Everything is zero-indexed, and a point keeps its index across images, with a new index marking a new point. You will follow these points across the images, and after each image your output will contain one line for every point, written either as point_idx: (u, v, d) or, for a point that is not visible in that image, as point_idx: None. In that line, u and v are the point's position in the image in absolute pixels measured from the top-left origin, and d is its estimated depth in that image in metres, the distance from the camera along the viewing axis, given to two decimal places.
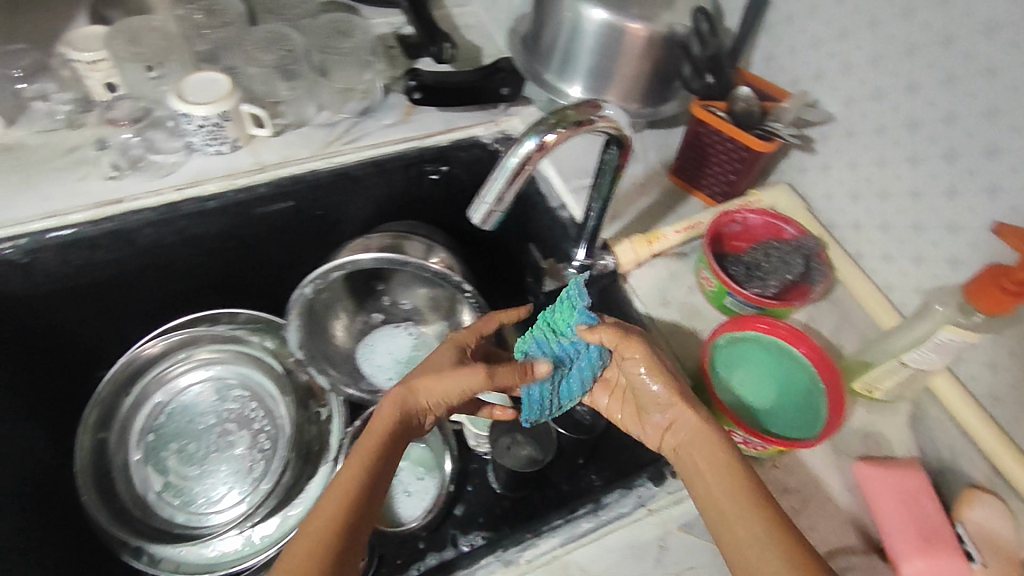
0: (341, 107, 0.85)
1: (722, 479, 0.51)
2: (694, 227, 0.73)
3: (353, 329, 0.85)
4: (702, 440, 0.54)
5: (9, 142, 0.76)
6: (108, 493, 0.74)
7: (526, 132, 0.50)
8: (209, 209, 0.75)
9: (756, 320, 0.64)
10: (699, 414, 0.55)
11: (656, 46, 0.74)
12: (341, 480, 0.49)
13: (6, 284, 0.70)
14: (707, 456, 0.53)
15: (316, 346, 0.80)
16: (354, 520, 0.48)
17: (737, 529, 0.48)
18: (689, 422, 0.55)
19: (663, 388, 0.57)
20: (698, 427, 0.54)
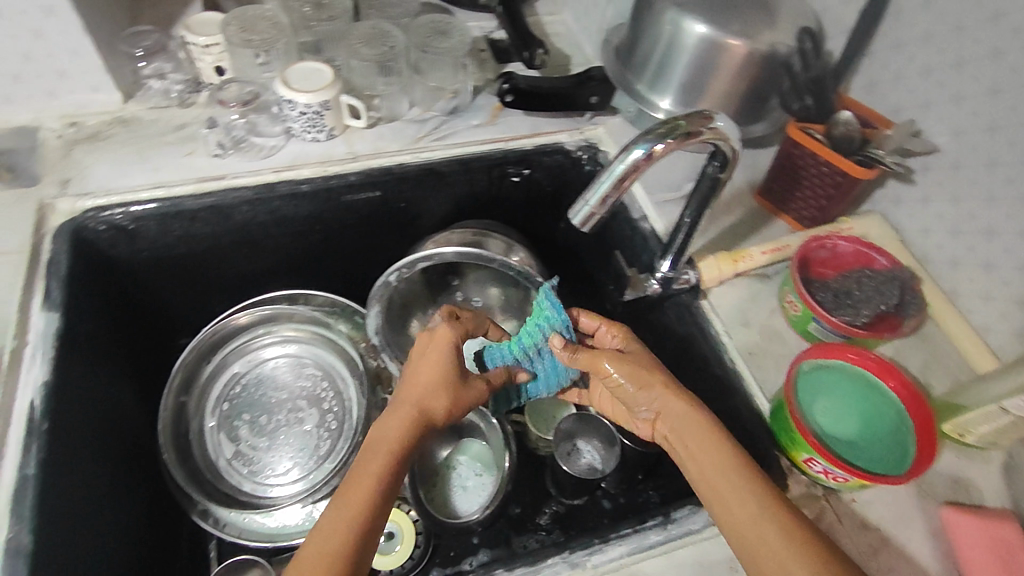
0: (432, 105, 0.87)
1: (711, 459, 0.52)
2: (780, 249, 0.72)
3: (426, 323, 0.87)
4: (684, 425, 0.55)
5: (125, 115, 0.81)
6: (183, 454, 0.77)
7: (635, 141, 0.52)
8: (302, 191, 0.78)
9: (846, 350, 0.61)
10: (682, 397, 0.57)
11: (754, 64, 0.73)
12: (353, 488, 0.50)
13: (113, 247, 0.74)
14: (690, 441, 0.54)
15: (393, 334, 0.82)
16: (371, 524, 0.49)
17: (733, 509, 0.49)
18: (671, 405, 0.57)
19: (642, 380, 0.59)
20: (677, 408, 0.56)
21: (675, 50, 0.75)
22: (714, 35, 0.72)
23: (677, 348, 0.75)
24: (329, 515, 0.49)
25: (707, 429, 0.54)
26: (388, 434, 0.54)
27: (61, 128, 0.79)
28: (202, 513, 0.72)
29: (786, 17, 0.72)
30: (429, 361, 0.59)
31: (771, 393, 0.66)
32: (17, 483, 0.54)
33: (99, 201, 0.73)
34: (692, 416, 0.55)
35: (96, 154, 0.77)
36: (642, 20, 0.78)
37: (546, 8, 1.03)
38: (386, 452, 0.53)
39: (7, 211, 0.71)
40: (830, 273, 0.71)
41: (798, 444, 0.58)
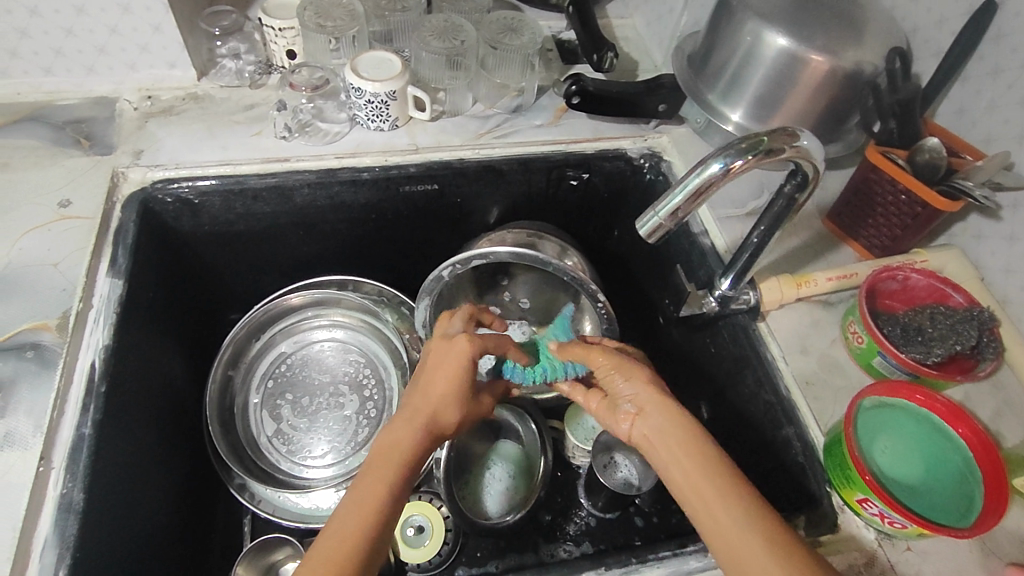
0: (495, 103, 0.87)
1: (697, 458, 0.48)
2: (848, 277, 0.69)
3: None
4: (670, 420, 0.51)
5: (198, 92, 0.83)
6: (226, 427, 0.79)
7: (712, 155, 0.51)
8: (362, 179, 0.79)
9: (914, 390, 0.58)
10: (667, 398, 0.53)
11: (836, 81, 0.70)
12: (363, 498, 0.49)
13: (177, 220, 0.76)
14: (673, 434, 0.50)
15: None
16: (378, 532, 0.48)
17: (718, 516, 0.45)
18: (658, 400, 0.53)
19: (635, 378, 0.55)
20: (661, 403, 0.52)
21: (752, 62, 0.72)
22: (796, 49, 0.69)
23: (729, 369, 0.73)
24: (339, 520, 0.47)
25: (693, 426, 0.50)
26: (395, 443, 0.53)
27: (137, 101, 0.81)
28: (239, 487, 0.73)
29: (875, 35, 0.69)
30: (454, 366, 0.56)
31: (826, 426, 0.63)
32: (74, 441, 0.56)
33: (168, 174, 0.75)
34: (677, 415, 0.51)
35: (168, 128, 0.79)
36: (720, 28, 0.76)
37: (617, 12, 1.02)
38: (396, 460, 0.51)
39: (83, 176, 0.73)
40: (900, 307, 0.67)
41: (854, 482, 0.56)
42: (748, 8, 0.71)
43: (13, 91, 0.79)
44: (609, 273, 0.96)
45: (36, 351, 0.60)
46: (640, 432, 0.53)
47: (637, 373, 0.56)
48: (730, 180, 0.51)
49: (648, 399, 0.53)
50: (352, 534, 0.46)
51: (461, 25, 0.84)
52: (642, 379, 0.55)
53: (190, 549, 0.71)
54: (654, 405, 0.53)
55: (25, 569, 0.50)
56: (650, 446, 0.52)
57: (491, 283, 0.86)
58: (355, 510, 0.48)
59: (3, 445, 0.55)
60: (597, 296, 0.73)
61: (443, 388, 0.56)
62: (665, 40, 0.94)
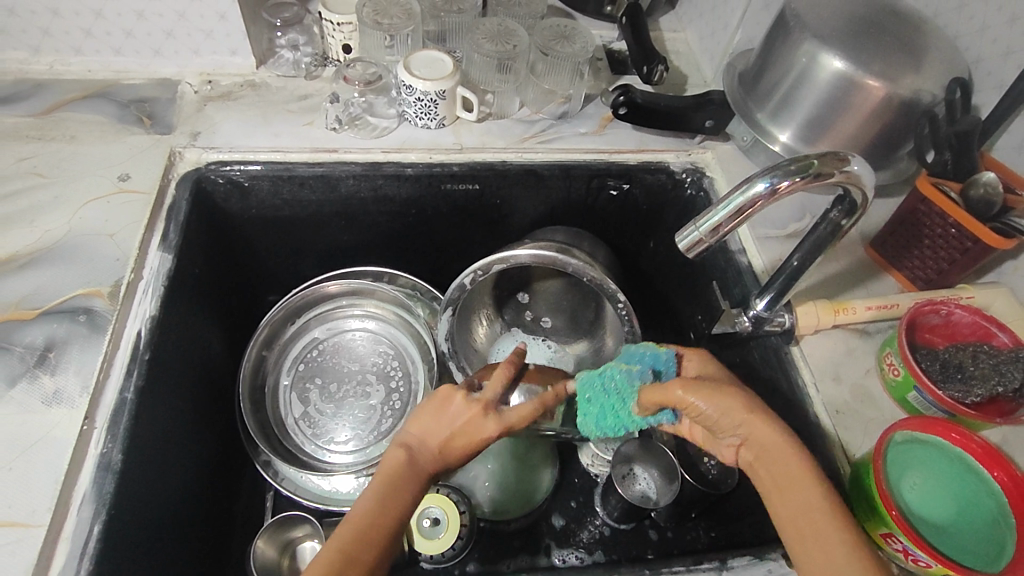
0: (542, 108, 0.88)
1: (805, 499, 0.48)
2: (887, 307, 0.68)
3: (493, 336, 0.85)
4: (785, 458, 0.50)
5: (256, 80, 0.86)
6: (257, 405, 0.81)
7: (759, 175, 0.51)
8: (406, 174, 0.80)
9: (949, 427, 0.56)
10: (771, 427, 0.51)
11: (891, 108, 0.69)
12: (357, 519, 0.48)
13: (227, 201, 0.79)
14: (791, 474, 0.49)
15: (460, 342, 0.80)
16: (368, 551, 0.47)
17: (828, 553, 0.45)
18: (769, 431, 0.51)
19: (729, 405, 0.52)
20: (769, 430, 0.51)
21: (805, 83, 0.72)
22: (851, 73, 0.68)
23: (760, 391, 0.73)
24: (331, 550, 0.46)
25: (806, 466, 0.49)
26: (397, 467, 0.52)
27: (198, 84, 0.84)
28: (264, 463, 0.76)
29: (936, 63, 0.68)
30: (463, 424, 0.53)
31: (854, 456, 0.62)
32: (116, 404, 0.58)
33: (221, 156, 0.77)
34: (789, 449, 0.50)
35: (226, 113, 0.82)
36: (774, 48, 0.75)
37: (670, 25, 1.02)
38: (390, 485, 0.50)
39: (143, 153, 0.76)
40: (941, 341, 0.66)
41: (880, 517, 0.55)
42: (806, 28, 0.70)
43: (85, 69, 0.83)
44: (641, 286, 0.96)
45: (88, 316, 0.63)
46: (749, 461, 0.52)
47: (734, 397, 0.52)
48: (774, 202, 0.51)
49: (752, 426, 0.51)
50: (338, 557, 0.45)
51: (514, 30, 0.86)
52: (740, 406, 0.52)
53: (214, 519, 0.73)
54: (766, 435, 0.50)
55: (64, 520, 0.53)
56: (758, 477, 0.51)
57: (511, 301, 0.87)
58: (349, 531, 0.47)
59: (52, 401, 0.58)
60: (616, 296, 0.73)
61: (452, 436, 0.53)
62: (717, 56, 0.93)
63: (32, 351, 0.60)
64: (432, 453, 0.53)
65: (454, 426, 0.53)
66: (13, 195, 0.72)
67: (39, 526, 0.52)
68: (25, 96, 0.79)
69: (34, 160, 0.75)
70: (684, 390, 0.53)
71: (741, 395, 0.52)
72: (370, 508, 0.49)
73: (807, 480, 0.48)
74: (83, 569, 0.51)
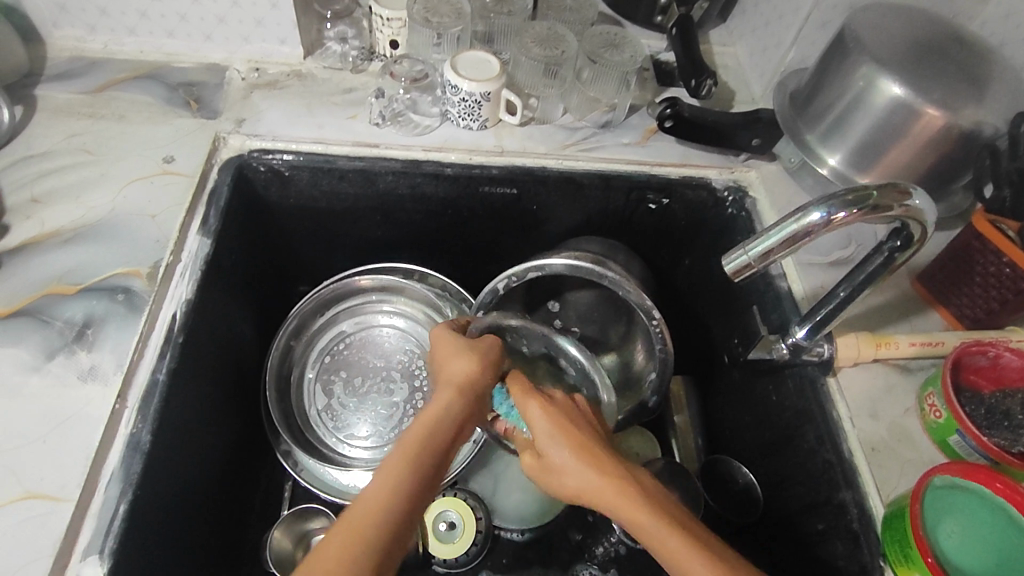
0: (585, 115, 0.86)
1: (662, 531, 0.45)
2: (932, 345, 0.66)
3: None
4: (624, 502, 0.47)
5: (302, 70, 0.86)
6: (281, 396, 0.81)
7: (813, 202, 0.50)
8: (444, 174, 0.80)
9: (992, 475, 0.53)
10: (608, 480, 0.48)
11: (949, 139, 0.67)
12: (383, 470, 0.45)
13: (266, 189, 0.79)
14: (640, 529, 0.46)
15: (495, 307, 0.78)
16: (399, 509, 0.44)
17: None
18: (601, 482, 0.48)
19: (567, 450, 0.51)
20: (615, 488, 0.48)
21: (861, 106, 0.69)
22: (911, 100, 0.66)
23: (790, 420, 0.70)
24: (370, 484, 0.44)
25: (653, 515, 0.46)
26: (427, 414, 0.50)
27: (246, 71, 0.84)
28: (285, 453, 0.76)
29: (1001, 96, 0.65)
30: (469, 347, 0.57)
31: (888, 496, 0.60)
32: (148, 385, 0.59)
33: (264, 144, 0.77)
34: (632, 498, 0.47)
35: (271, 102, 0.82)
36: (830, 68, 0.73)
37: (720, 38, 1.00)
38: (427, 431, 0.49)
39: (188, 136, 0.77)
40: (987, 385, 0.62)
41: (913, 562, 0.53)
42: (866, 51, 0.68)
43: (136, 50, 0.84)
44: (674, 303, 0.94)
45: (126, 295, 0.64)
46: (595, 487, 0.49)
47: (572, 458, 0.50)
48: (828, 231, 0.50)
49: (575, 482, 0.50)
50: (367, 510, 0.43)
51: (564, 35, 0.84)
52: (585, 462, 0.50)
53: (233, 505, 0.74)
54: (599, 486, 0.48)
55: (92, 496, 0.53)
56: (604, 488, 0.48)
57: (542, 309, 0.84)
58: (378, 483, 0.44)
59: (87, 377, 0.58)
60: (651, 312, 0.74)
61: (468, 363, 0.55)
62: (767, 73, 0.91)
63: (71, 326, 0.61)
64: (452, 384, 0.54)
65: (472, 360, 0.56)
66: (61, 170, 0.73)
67: (68, 501, 0.52)
68: (79, 74, 0.81)
69: (84, 137, 0.76)
70: (533, 420, 0.53)
71: (585, 464, 0.50)
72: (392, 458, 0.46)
73: (652, 527, 0.46)
74: (107, 547, 0.51)
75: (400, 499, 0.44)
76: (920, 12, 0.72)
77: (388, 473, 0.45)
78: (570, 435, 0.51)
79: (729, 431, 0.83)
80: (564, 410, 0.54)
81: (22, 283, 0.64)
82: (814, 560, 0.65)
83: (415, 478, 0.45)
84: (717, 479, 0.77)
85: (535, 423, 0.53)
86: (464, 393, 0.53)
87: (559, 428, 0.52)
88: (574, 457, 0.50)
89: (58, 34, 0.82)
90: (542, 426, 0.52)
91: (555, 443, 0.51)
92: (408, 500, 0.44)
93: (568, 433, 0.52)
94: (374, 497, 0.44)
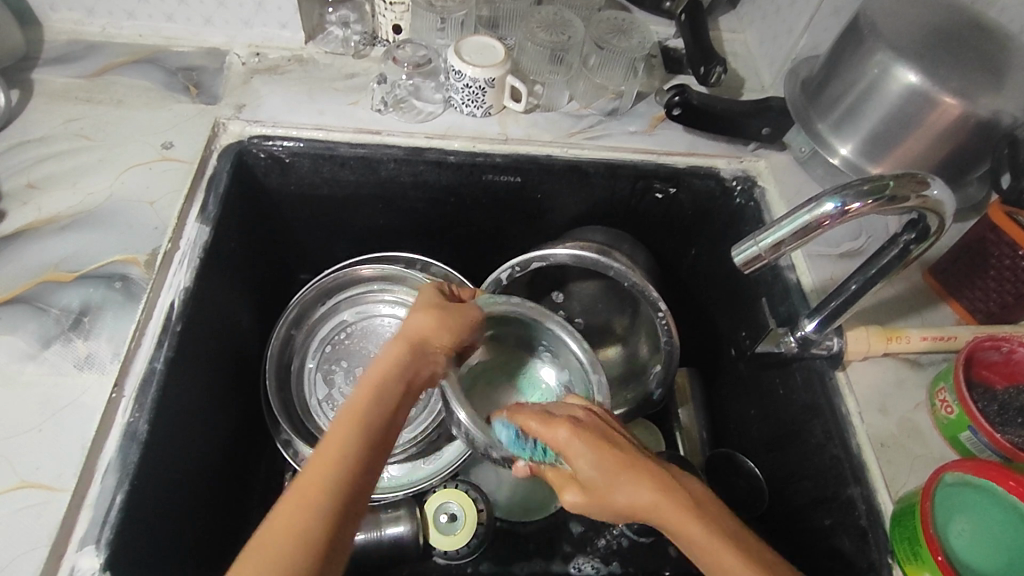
0: (591, 103, 0.84)
1: (723, 541, 0.43)
2: (944, 339, 0.64)
3: None
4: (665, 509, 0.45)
5: (303, 55, 0.84)
6: (281, 386, 0.80)
7: (827, 193, 0.48)
8: (447, 162, 0.78)
9: (1007, 475, 0.51)
10: (660, 495, 0.45)
11: (965, 128, 0.65)
12: (336, 435, 0.45)
13: (267, 176, 0.78)
14: (699, 547, 0.44)
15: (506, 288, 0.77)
16: (349, 476, 0.43)
17: None
18: (652, 498, 0.45)
19: (605, 466, 0.47)
20: (667, 501, 0.45)
21: (874, 94, 0.68)
22: (927, 88, 0.64)
23: (796, 415, 0.69)
24: (320, 450, 0.44)
25: (713, 531, 0.43)
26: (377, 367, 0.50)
27: (246, 56, 0.83)
28: (285, 443, 0.76)
29: (1021, 83, 0.63)
30: (441, 309, 0.57)
31: (897, 493, 0.59)
32: (146, 373, 0.58)
33: (265, 130, 0.76)
34: (686, 512, 0.44)
35: (271, 87, 0.80)
36: (843, 56, 0.71)
37: (730, 25, 0.98)
38: (385, 391, 0.49)
39: (187, 121, 0.76)
40: (1000, 381, 0.61)
41: (923, 562, 0.52)
42: (881, 36, 0.66)
43: (135, 34, 0.82)
44: (680, 294, 0.93)
45: (124, 283, 0.63)
46: (642, 502, 0.45)
47: (617, 473, 0.46)
48: (843, 222, 0.48)
49: (620, 499, 0.46)
50: (318, 479, 0.42)
51: (571, 20, 0.83)
52: (630, 476, 0.46)
53: (231, 494, 0.73)
54: (651, 502, 0.45)
55: (88, 487, 0.53)
56: (656, 504, 0.45)
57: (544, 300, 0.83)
58: (334, 443, 0.44)
59: (84, 366, 0.58)
60: (657, 305, 0.73)
61: (428, 319, 0.56)
62: (777, 60, 0.89)
63: (67, 314, 0.61)
64: (406, 339, 0.54)
65: (429, 316, 0.56)
66: (59, 155, 0.72)
67: (64, 490, 0.52)
68: (78, 57, 0.80)
69: (82, 121, 0.75)
70: (563, 439, 0.48)
71: (635, 479, 0.46)
72: (351, 421, 0.46)
73: (714, 543, 0.43)
74: (103, 537, 0.51)
75: (353, 451, 0.44)
76: None
77: (342, 432, 0.45)
78: (607, 450, 0.47)
79: (733, 425, 0.82)
80: (590, 425, 0.50)
81: (19, 270, 0.63)
82: (820, 556, 0.64)
83: (369, 439, 0.45)
84: (721, 474, 0.76)
85: (571, 444, 0.48)
86: (415, 346, 0.53)
87: (596, 443, 0.48)
88: (622, 471, 0.46)
89: (56, 16, 0.81)
90: (580, 446, 0.48)
91: (591, 463, 0.47)
92: (373, 440, 0.45)
93: (603, 446, 0.48)
94: (326, 458, 0.43)
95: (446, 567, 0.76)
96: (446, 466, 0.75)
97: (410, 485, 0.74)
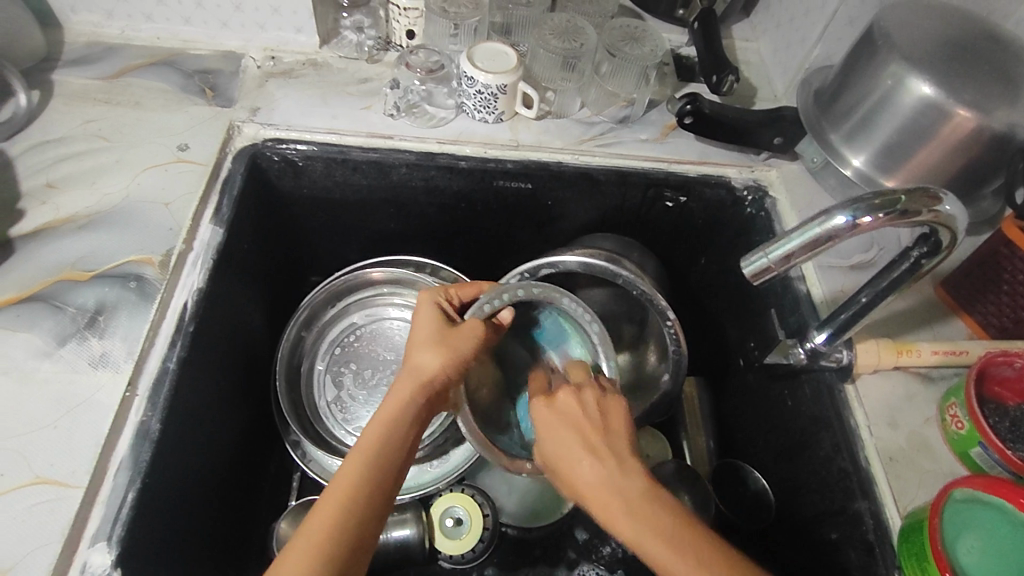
0: (602, 110, 0.84)
1: (670, 531, 0.46)
2: (956, 354, 0.64)
3: None
4: (603, 503, 0.49)
5: (318, 59, 0.85)
6: (290, 387, 0.81)
7: (838, 206, 0.48)
8: (458, 167, 0.79)
9: (1015, 492, 0.51)
10: (606, 483, 0.49)
11: (980, 141, 0.64)
12: (340, 479, 0.48)
13: (280, 179, 0.79)
14: (639, 539, 0.46)
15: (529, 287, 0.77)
16: (354, 521, 0.47)
17: None
18: (599, 488, 0.49)
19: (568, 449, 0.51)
20: (614, 490, 0.48)
21: (888, 106, 0.67)
22: (942, 101, 0.63)
23: (805, 427, 0.68)
24: (327, 497, 0.47)
25: (658, 526, 0.46)
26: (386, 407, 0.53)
27: (261, 59, 0.84)
28: (293, 443, 0.76)
29: None
30: (441, 341, 0.57)
31: (905, 507, 0.59)
32: (159, 373, 0.59)
33: (278, 134, 0.77)
34: (633, 506, 0.47)
35: (285, 90, 0.81)
36: (857, 66, 0.70)
37: (744, 34, 0.97)
38: (387, 429, 0.52)
39: (203, 123, 0.77)
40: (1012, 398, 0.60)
41: None
42: (896, 48, 0.66)
43: (153, 37, 0.84)
44: (690, 303, 0.93)
45: (138, 283, 0.64)
46: (593, 488, 0.49)
47: (575, 455, 0.51)
48: (854, 236, 0.48)
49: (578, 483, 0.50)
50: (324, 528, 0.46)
51: (584, 27, 0.83)
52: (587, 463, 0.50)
53: (239, 493, 0.74)
54: (600, 490, 0.49)
55: (100, 485, 0.53)
56: (604, 493, 0.49)
57: None
58: (339, 488, 0.48)
59: (98, 365, 0.58)
60: (666, 314, 0.72)
61: (431, 344, 0.57)
62: (791, 70, 0.89)
63: (83, 313, 0.61)
64: (409, 369, 0.56)
65: (433, 346, 0.57)
66: (76, 156, 0.73)
67: (77, 487, 0.52)
68: (97, 59, 0.81)
69: (100, 123, 0.76)
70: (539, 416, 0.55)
71: (589, 464, 0.50)
72: (355, 468, 0.49)
73: (658, 540, 0.45)
74: (115, 534, 0.51)
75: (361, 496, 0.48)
76: (955, 7, 0.69)
77: (347, 477, 0.48)
78: (572, 435, 0.52)
79: (740, 434, 0.82)
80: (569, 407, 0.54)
81: (36, 268, 0.64)
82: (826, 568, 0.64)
83: (372, 484, 0.48)
84: (727, 484, 0.77)
85: (546, 416, 0.55)
86: (422, 372, 0.55)
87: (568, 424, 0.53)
88: (580, 454, 0.51)
89: (76, 19, 0.82)
90: (550, 426, 0.54)
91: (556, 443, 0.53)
92: (375, 484, 0.49)
93: (574, 430, 0.52)
94: (331, 509, 0.46)
95: (451, 571, 0.77)
96: (453, 470, 0.75)
97: (419, 488, 0.74)
